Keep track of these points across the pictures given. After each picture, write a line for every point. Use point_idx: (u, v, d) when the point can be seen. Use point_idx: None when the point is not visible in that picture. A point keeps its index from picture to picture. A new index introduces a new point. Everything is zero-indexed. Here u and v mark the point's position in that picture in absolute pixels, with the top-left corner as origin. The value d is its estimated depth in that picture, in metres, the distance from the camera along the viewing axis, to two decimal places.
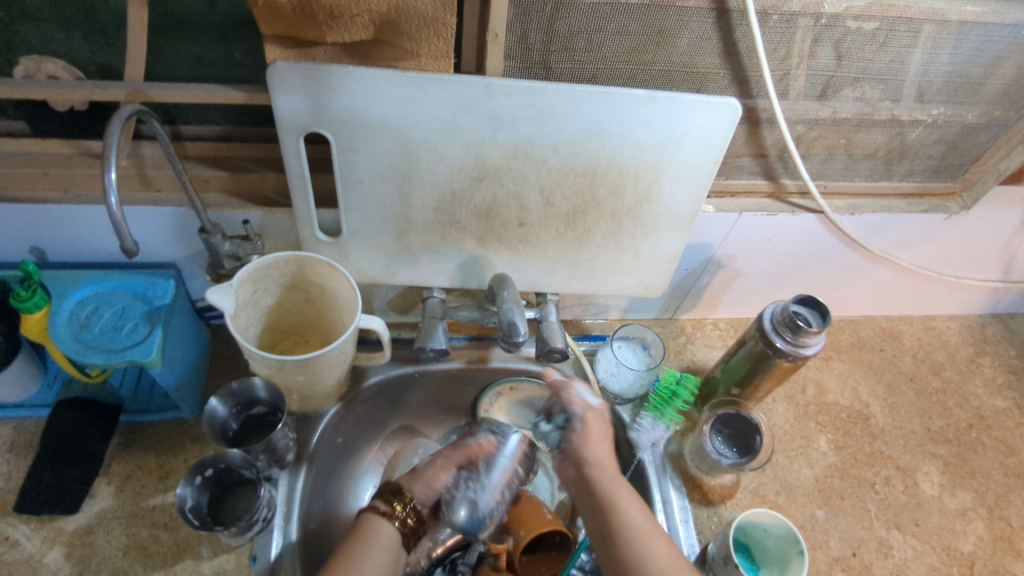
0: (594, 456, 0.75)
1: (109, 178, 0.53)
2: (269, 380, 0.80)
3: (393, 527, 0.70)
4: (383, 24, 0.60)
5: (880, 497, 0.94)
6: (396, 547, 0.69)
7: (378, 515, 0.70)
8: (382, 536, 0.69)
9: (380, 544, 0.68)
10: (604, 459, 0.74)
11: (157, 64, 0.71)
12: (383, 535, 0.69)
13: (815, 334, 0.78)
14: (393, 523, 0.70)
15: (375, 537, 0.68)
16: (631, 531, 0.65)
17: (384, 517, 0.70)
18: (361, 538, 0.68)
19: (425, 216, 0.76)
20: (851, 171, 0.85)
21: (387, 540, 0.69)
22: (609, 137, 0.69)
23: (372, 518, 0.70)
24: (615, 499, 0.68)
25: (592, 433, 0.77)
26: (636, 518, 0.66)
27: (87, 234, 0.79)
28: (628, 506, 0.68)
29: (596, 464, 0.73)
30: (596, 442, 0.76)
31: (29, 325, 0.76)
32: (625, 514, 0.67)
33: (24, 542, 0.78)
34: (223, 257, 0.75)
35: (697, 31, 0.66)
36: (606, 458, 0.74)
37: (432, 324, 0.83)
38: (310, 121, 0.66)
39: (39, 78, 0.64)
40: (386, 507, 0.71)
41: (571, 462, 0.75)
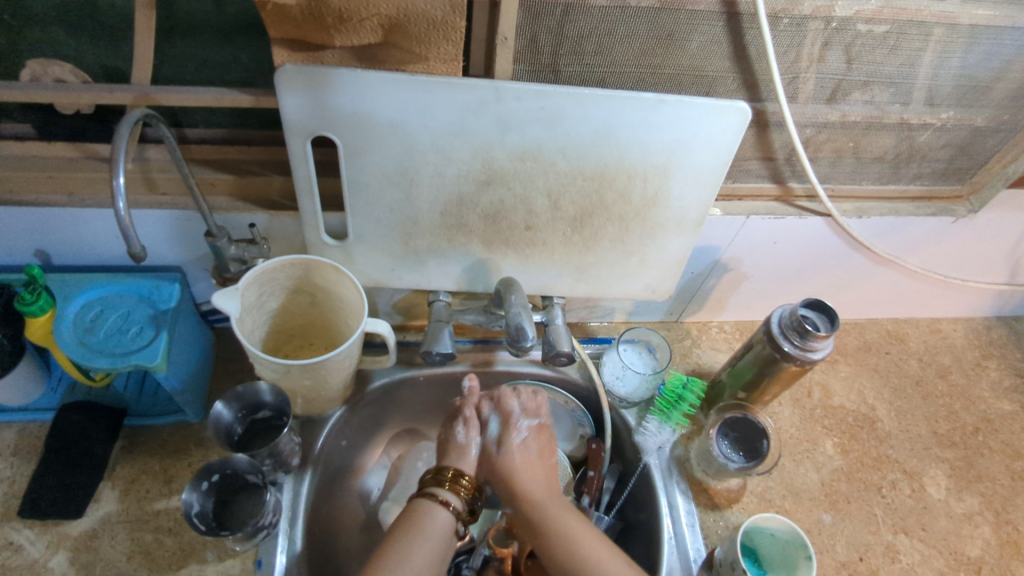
0: (520, 475, 0.73)
1: (118, 183, 0.53)
2: (274, 384, 0.79)
3: (450, 513, 0.67)
4: (392, 27, 0.60)
5: (887, 501, 0.94)
6: (450, 536, 0.67)
7: (437, 503, 0.67)
8: (438, 525, 0.66)
9: (434, 534, 0.65)
10: (530, 475, 0.73)
11: (163, 67, 0.71)
12: (440, 523, 0.66)
13: (823, 339, 0.77)
14: (450, 508, 0.68)
15: (432, 524, 0.66)
16: (580, 557, 0.66)
17: (434, 501, 0.68)
18: (411, 524, 0.65)
19: (432, 219, 0.76)
20: (859, 174, 0.85)
21: (444, 527, 0.66)
22: (618, 141, 0.69)
23: (429, 506, 0.67)
24: (562, 529, 0.68)
25: (516, 458, 0.74)
26: (590, 545, 0.67)
27: (91, 237, 0.78)
28: (572, 536, 0.67)
29: (523, 493, 0.71)
30: (529, 458, 0.75)
31: (33, 328, 0.77)
32: (575, 539, 0.67)
33: (28, 547, 0.78)
34: (228, 261, 0.75)
35: (707, 34, 0.65)
36: (537, 476, 0.73)
37: (438, 327, 0.82)
38: (318, 124, 0.65)
39: (45, 82, 0.64)
40: (439, 490, 0.69)
41: (501, 484, 0.73)
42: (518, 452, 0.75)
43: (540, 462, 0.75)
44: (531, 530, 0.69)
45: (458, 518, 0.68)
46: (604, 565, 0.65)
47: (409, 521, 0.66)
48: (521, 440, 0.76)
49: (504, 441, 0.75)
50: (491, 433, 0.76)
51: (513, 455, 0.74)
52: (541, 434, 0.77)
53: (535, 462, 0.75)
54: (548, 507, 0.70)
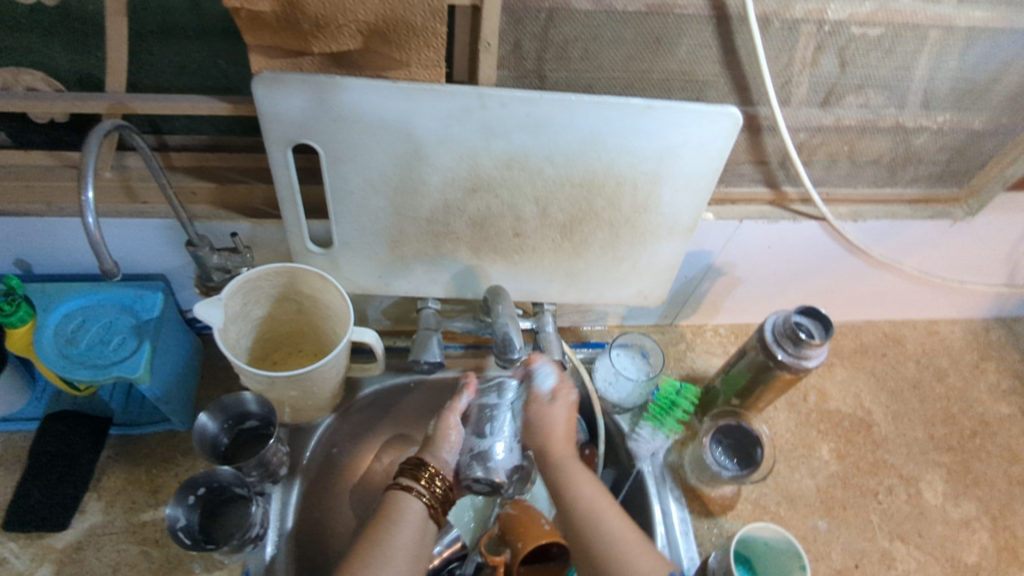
0: (554, 433, 0.73)
1: (86, 198, 0.52)
2: (259, 394, 0.78)
3: (422, 502, 0.66)
4: (371, 34, 0.58)
5: (883, 507, 0.93)
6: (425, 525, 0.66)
7: (408, 494, 0.66)
8: (411, 513, 0.65)
9: (407, 524, 0.64)
10: (560, 435, 0.72)
11: (140, 73, 0.69)
12: (411, 513, 0.65)
13: (816, 347, 0.76)
14: (423, 499, 0.66)
15: (400, 516, 0.64)
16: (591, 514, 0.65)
17: (409, 493, 0.66)
18: (387, 516, 0.64)
19: (418, 227, 0.75)
20: (855, 177, 0.83)
21: (414, 517, 0.65)
22: (606, 147, 0.67)
23: (403, 496, 0.66)
24: (576, 482, 0.68)
25: (554, 414, 0.73)
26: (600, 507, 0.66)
27: (72, 246, 0.77)
28: (586, 489, 0.67)
29: (552, 448, 0.72)
30: (559, 424, 0.73)
31: (13, 340, 0.75)
32: (578, 495, 0.67)
33: (12, 560, 0.77)
34: (211, 270, 0.74)
35: (696, 38, 0.64)
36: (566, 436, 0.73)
37: (427, 335, 0.81)
38: (298, 132, 0.64)
39: (17, 91, 0.62)
40: (410, 480, 0.67)
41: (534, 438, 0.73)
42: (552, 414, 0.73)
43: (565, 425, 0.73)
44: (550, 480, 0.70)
45: (432, 508, 0.67)
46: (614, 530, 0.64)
47: (381, 514, 0.65)
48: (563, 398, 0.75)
49: (534, 399, 0.74)
50: (542, 386, 0.75)
51: (553, 414, 0.73)
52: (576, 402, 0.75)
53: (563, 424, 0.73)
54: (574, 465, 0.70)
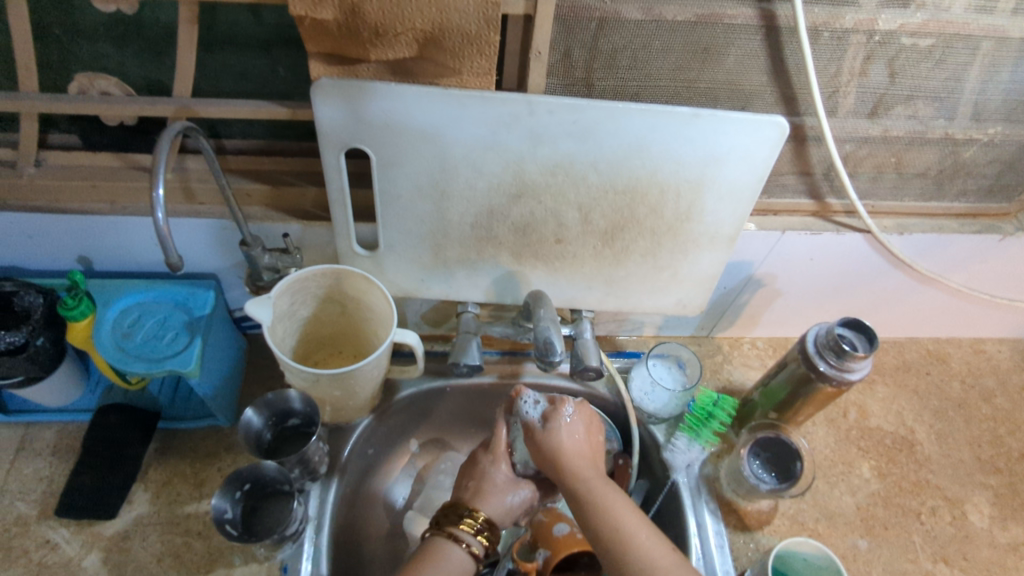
0: (568, 451, 0.74)
1: (157, 195, 0.54)
2: (304, 391, 0.80)
3: (464, 550, 0.69)
4: (427, 42, 0.60)
5: (926, 528, 0.90)
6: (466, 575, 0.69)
7: (452, 541, 0.70)
8: (454, 563, 0.68)
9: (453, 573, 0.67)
10: (581, 455, 0.75)
11: (204, 79, 0.72)
12: (455, 562, 0.68)
13: (861, 359, 0.75)
14: (464, 546, 0.70)
15: (447, 562, 0.68)
16: (615, 531, 0.65)
17: (453, 541, 0.70)
18: (430, 557, 0.68)
19: (462, 232, 0.76)
20: (900, 190, 0.82)
21: (460, 564, 0.69)
22: (650, 155, 0.68)
23: (444, 543, 0.70)
24: (599, 499, 0.68)
25: (561, 435, 0.75)
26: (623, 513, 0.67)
27: (130, 244, 0.80)
28: (617, 500, 0.69)
29: (571, 466, 0.73)
30: (571, 445, 0.75)
31: (73, 332, 0.79)
32: (605, 513, 0.67)
33: (63, 545, 0.80)
34: (262, 269, 0.76)
35: (744, 48, 0.64)
36: (572, 453, 0.74)
37: (466, 338, 0.83)
38: (351, 137, 0.66)
39: (92, 94, 0.66)
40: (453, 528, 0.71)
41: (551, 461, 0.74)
42: (563, 430, 0.76)
43: (579, 446, 0.75)
44: (573, 503, 0.70)
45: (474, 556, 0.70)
46: (635, 532, 0.65)
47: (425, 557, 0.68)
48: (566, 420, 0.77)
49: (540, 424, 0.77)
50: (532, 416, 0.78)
51: (558, 432, 0.76)
52: (580, 418, 0.78)
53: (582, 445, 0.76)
54: (589, 477, 0.71)
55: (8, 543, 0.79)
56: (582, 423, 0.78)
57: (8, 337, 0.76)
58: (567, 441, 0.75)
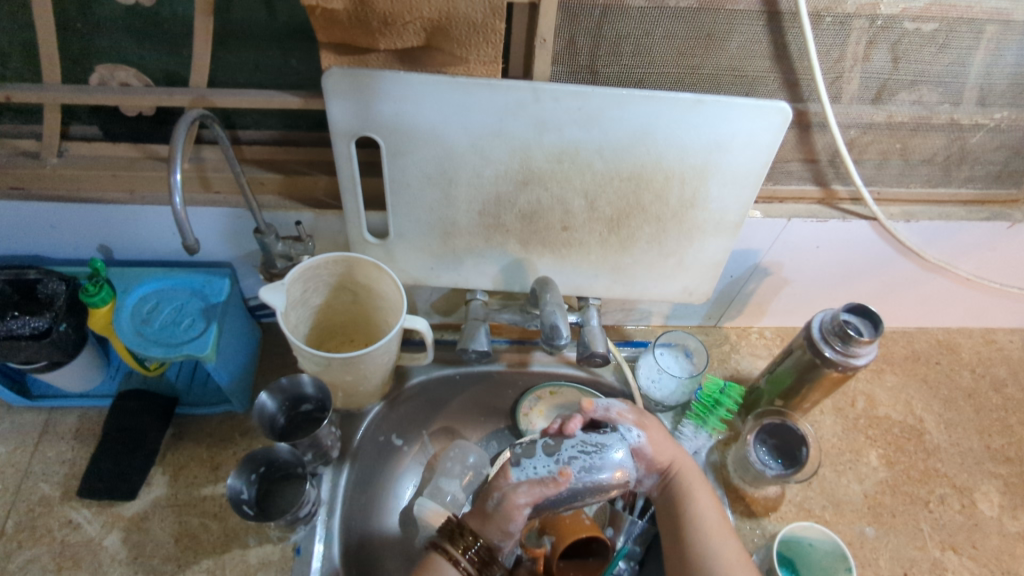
0: (676, 455, 0.75)
1: (174, 179, 0.56)
2: (316, 376, 0.82)
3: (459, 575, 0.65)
4: (434, 31, 0.62)
5: (934, 516, 0.90)
6: None
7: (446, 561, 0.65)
8: None
9: None
10: (675, 454, 0.75)
11: (219, 70, 0.74)
12: None
13: (866, 344, 0.75)
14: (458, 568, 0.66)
15: None
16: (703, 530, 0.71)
17: (446, 558, 0.66)
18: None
19: (470, 220, 0.77)
20: (907, 177, 0.83)
21: None
22: (654, 141, 0.69)
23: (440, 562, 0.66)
24: (697, 501, 0.73)
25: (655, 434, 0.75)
26: (712, 524, 0.71)
27: (148, 233, 0.83)
28: (709, 513, 0.72)
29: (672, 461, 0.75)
30: (666, 446, 0.76)
31: (95, 318, 0.81)
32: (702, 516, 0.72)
33: (85, 525, 0.82)
34: (275, 257, 0.78)
35: (747, 33, 0.65)
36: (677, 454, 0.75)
37: (474, 326, 0.84)
38: (361, 126, 0.68)
39: (112, 86, 0.69)
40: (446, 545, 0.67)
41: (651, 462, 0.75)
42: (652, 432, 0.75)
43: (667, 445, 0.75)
44: (665, 501, 0.74)
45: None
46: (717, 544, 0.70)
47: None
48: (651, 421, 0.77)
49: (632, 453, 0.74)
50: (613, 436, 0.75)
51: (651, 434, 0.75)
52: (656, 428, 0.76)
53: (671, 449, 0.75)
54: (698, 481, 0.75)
55: (32, 522, 0.82)
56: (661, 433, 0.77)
57: (32, 322, 0.79)
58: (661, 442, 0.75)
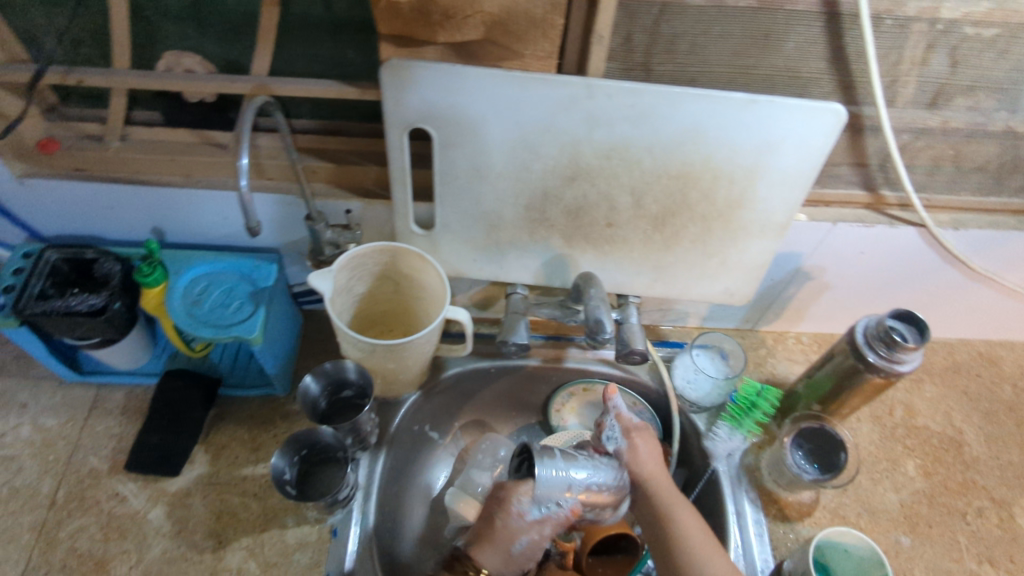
0: (655, 473, 0.80)
1: (241, 163, 0.58)
2: (360, 363, 0.84)
3: None
4: (493, 25, 0.63)
5: (972, 529, 0.89)
6: None
7: None
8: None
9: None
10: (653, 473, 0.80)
11: (278, 60, 0.76)
12: None
13: (911, 351, 0.75)
14: None
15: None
16: (686, 550, 0.73)
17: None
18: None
19: (515, 213, 0.78)
20: (957, 184, 0.82)
21: None
22: (705, 140, 0.69)
23: None
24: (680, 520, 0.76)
25: (641, 450, 0.82)
26: (695, 542, 0.74)
27: (201, 217, 0.85)
28: (693, 535, 0.74)
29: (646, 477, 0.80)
30: (644, 459, 0.81)
31: (147, 298, 0.83)
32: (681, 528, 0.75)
33: (131, 498, 0.85)
34: (324, 244, 0.80)
35: (805, 34, 0.65)
36: (656, 471, 0.80)
37: (514, 319, 0.85)
38: (416, 117, 0.69)
39: (177, 72, 0.71)
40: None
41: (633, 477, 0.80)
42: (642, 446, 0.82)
43: (651, 459, 0.81)
44: (649, 510, 0.78)
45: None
46: (705, 560, 0.72)
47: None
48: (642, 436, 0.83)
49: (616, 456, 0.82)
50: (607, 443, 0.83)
51: (640, 446, 0.82)
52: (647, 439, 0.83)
53: (649, 461, 0.81)
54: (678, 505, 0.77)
55: (82, 493, 0.85)
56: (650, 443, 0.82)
57: (89, 300, 0.82)
58: (646, 457, 0.81)
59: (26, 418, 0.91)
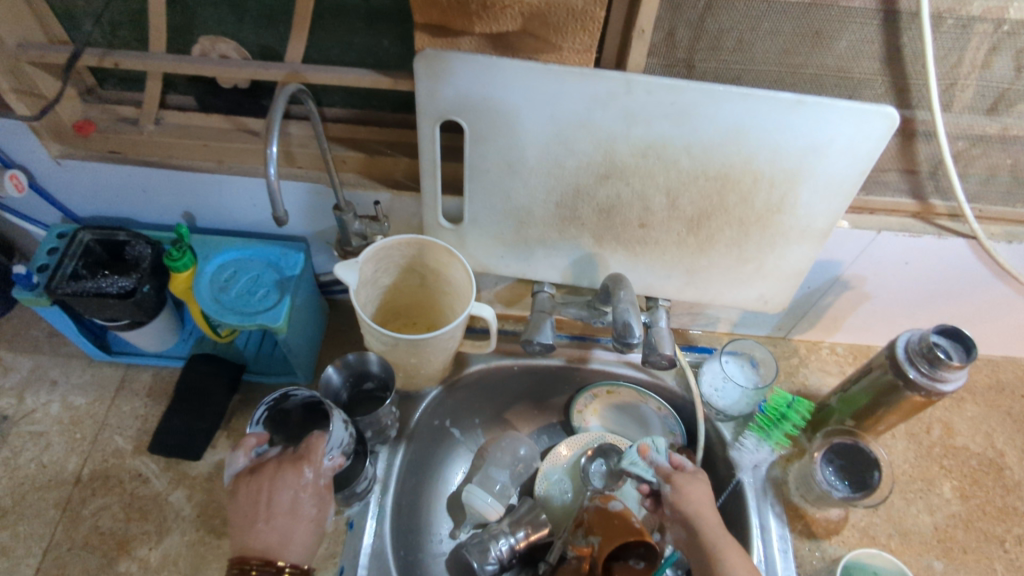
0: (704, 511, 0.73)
1: (270, 151, 0.57)
2: (382, 356, 0.83)
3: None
4: (531, 16, 0.61)
5: (1010, 557, 0.85)
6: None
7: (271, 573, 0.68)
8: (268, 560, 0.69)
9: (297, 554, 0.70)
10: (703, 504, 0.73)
11: (312, 47, 0.76)
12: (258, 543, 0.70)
13: (955, 369, 0.71)
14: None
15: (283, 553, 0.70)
16: None
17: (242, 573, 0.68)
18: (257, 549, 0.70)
19: (546, 210, 0.77)
20: (1014, 195, 0.78)
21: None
22: (746, 141, 0.67)
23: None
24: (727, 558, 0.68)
25: (689, 487, 0.75)
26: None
27: (231, 203, 0.85)
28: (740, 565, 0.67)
29: (696, 516, 0.72)
30: (693, 496, 0.74)
31: (176, 282, 0.84)
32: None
33: (153, 480, 0.86)
34: (351, 235, 0.79)
35: (859, 33, 0.62)
36: (703, 509, 0.73)
37: (541, 317, 0.83)
38: (448, 109, 0.68)
39: (212, 57, 0.70)
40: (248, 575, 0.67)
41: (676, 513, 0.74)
42: (688, 485, 0.75)
43: (699, 498, 0.74)
44: (698, 555, 0.70)
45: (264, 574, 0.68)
46: None
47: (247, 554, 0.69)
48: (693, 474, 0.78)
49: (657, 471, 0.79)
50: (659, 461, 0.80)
51: (683, 487, 0.75)
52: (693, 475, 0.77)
53: (697, 498, 0.74)
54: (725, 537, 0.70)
55: (106, 472, 0.86)
56: (698, 483, 0.76)
57: (119, 282, 0.83)
58: (692, 495, 0.74)
59: (56, 395, 0.93)
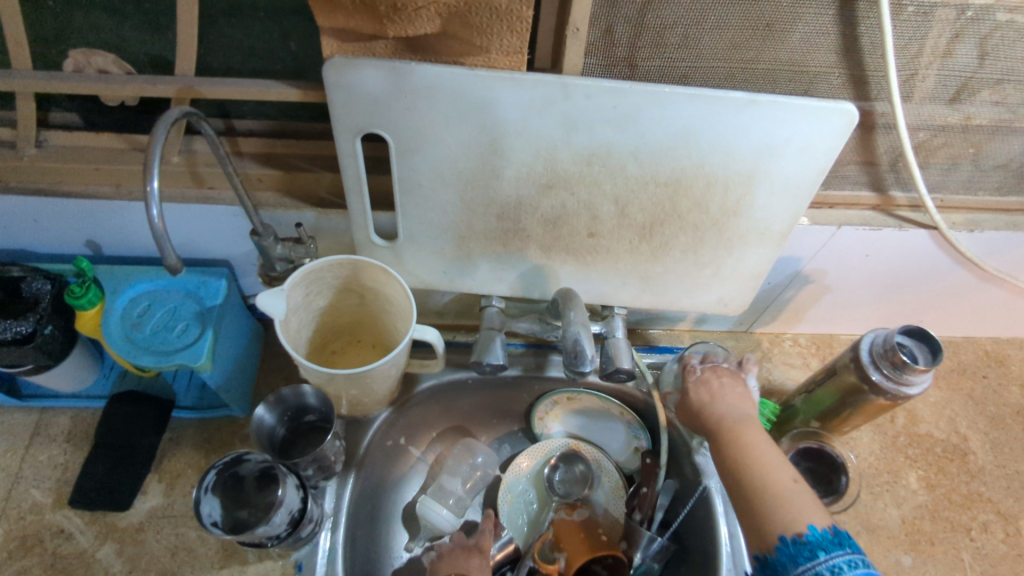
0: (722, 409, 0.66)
1: (151, 188, 0.49)
2: (319, 387, 0.76)
3: None
4: (451, 17, 0.54)
5: (976, 545, 0.84)
6: None
7: None
8: None
9: None
10: (730, 413, 0.66)
11: (210, 54, 0.67)
12: None
13: (920, 373, 0.68)
14: None
15: None
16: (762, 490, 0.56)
17: None
18: None
19: (487, 223, 0.70)
20: (976, 182, 0.74)
21: None
22: (697, 145, 0.61)
23: None
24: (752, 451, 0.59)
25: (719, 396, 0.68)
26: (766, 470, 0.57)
27: (137, 230, 0.76)
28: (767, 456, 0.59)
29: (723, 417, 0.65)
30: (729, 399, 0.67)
31: (83, 321, 0.76)
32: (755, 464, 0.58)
33: (77, 535, 0.78)
34: (275, 260, 0.72)
35: (813, 24, 0.57)
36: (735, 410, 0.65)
37: (490, 335, 0.77)
38: (367, 121, 0.60)
39: (89, 71, 0.61)
40: None
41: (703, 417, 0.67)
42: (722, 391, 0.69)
43: (737, 401, 0.67)
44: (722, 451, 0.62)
45: None
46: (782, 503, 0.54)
47: None
48: (726, 378, 0.70)
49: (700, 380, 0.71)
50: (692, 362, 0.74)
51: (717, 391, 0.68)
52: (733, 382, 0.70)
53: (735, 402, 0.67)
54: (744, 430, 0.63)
55: (23, 531, 0.78)
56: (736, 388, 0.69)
57: (14, 326, 0.74)
58: (727, 402, 0.67)
59: None
